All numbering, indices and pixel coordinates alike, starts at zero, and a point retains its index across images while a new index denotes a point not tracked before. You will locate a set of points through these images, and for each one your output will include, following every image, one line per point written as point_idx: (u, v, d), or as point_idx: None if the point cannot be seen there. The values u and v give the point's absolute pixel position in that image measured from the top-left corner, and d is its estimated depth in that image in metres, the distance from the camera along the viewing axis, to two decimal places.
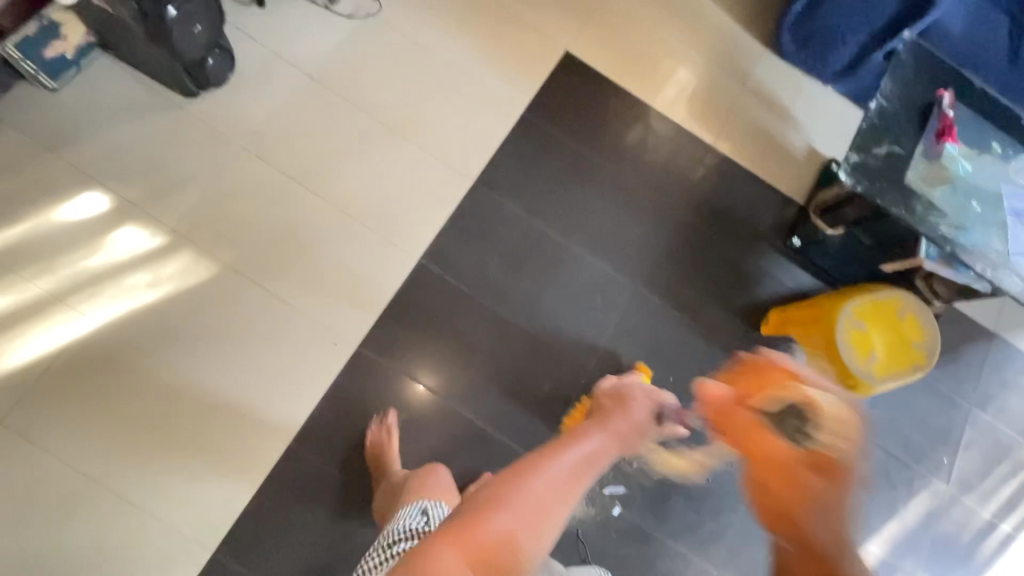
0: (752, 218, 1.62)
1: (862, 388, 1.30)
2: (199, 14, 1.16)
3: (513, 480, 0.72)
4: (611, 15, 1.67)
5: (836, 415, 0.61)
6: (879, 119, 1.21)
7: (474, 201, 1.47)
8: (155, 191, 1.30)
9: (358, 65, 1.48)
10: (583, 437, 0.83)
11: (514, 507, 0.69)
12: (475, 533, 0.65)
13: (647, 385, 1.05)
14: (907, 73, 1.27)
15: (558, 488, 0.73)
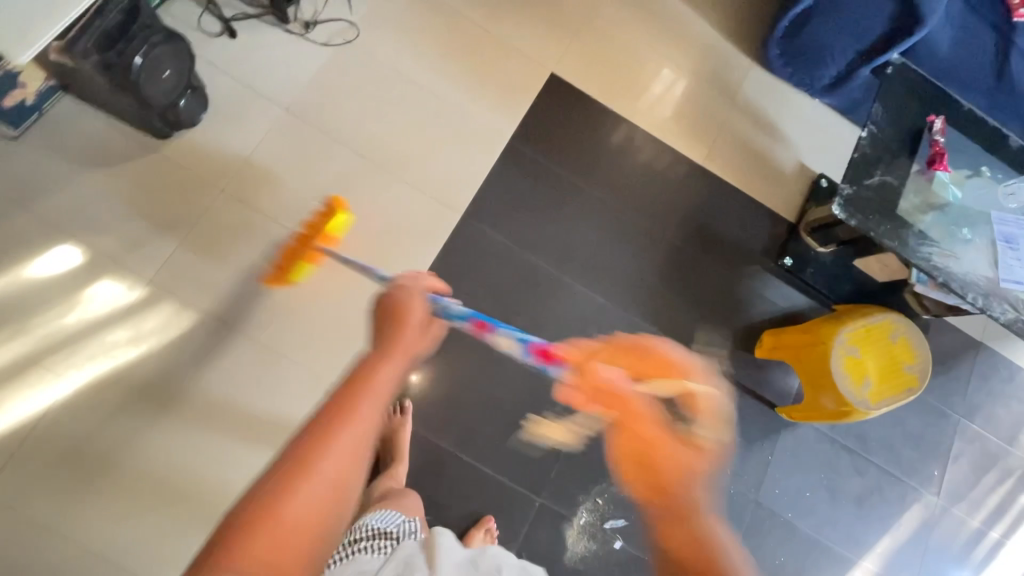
0: (743, 238, 1.61)
1: (857, 415, 1.32)
2: (167, 60, 1.09)
3: (299, 457, 0.51)
4: (594, 34, 1.64)
5: (674, 388, 0.68)
6: (871, 149, 1.20)
7: (463, 234, 1.44)
8: (131, 241, 1.25)
9: (338, 96, 1.43)
10: (374, 371, 0.60)
11: (304, 488, 0.50)
12: (258, 536, 0.46)
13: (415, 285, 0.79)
14: (897, 98, 1.25)
15: (358, 433, 0.54)
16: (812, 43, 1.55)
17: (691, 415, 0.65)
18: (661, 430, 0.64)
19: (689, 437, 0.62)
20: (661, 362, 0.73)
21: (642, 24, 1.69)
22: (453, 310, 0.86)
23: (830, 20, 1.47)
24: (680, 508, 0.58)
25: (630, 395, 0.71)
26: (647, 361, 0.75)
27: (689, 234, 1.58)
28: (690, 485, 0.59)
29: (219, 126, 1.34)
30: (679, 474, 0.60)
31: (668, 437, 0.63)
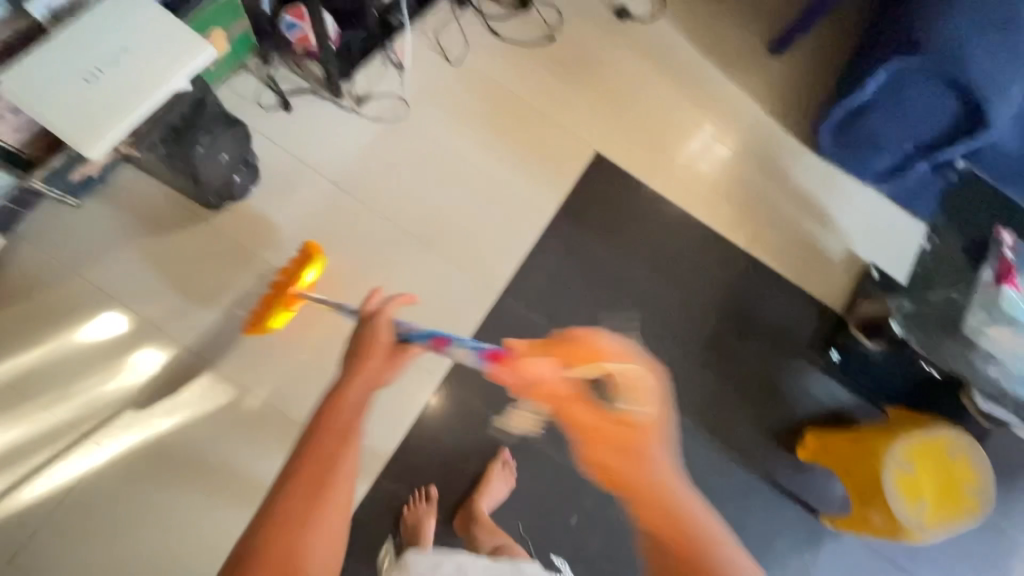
0: (788, 328, 1.55)
1: (910, 537, 1.23)
2: (225, 143, 1.11)
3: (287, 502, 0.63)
4: (641, 113, 1.64)
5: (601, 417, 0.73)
6: (928, 264, 1.19)
7: (499, 313, 1.43)
8: (176, 310, 1.28)
9: (384, 171, 1.46)
10: (334, 405, 0.74)
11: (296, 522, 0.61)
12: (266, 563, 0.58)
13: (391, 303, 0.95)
14: (955, 209, 1.24)
15: (340, 462, 0.66)
16: (866, 135, 1.52)
17: (620, 390, 0.75)
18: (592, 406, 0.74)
19: (653, 416, 0.73)
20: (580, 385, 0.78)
21: (690, 103, 1.68)
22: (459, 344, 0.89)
23: (888, 115, 1.45)
24: (666, 505, 0.66)
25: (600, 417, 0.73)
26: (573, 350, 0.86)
27: (730, 322, 1.53)
28: (658, 456, 0.70)
29: (269, 198, 1.38)
30: (624, 443, 0.71)
31: (598, 421, 0.73)
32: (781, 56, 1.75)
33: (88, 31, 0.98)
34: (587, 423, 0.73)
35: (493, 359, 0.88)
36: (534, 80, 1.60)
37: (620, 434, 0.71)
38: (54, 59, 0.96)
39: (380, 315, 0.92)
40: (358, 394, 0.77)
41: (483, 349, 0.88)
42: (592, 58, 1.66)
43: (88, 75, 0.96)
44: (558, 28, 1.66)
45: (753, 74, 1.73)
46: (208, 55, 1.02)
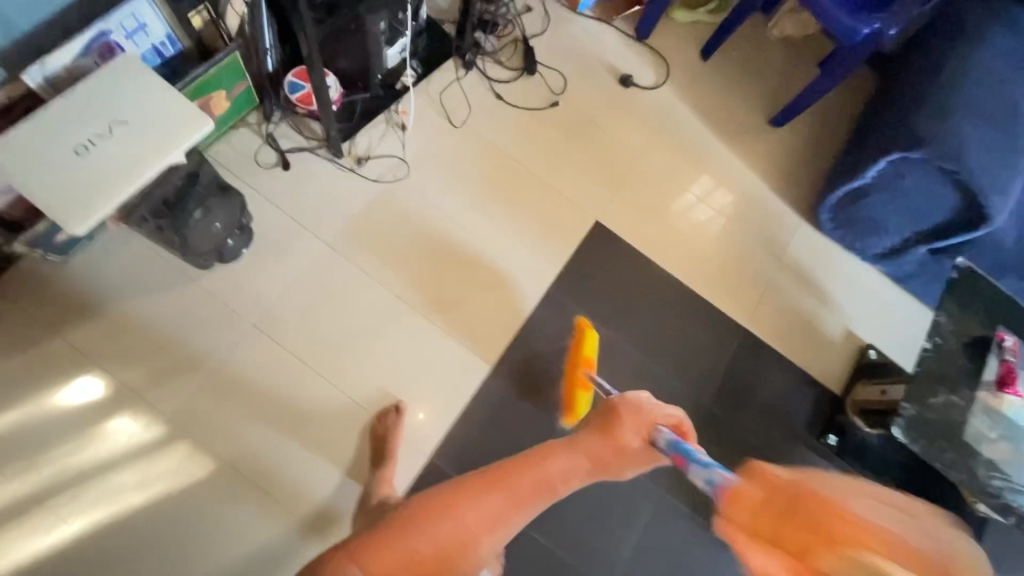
0: (781, 406, 1.54)
1: None
2: (219, 211, 1.08)
3: (450, 495, 0.72)
4: (642, 185, 1.66)
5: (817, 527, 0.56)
6: (936, 362, 1.13)
7: (493, 387, 1.38)
8: (157, 375, 1.23)
9: (383, 235, 1.43)
10: (548, 460, 0.79)
11: (449, 517, 0.68)
12: (388, 545, 0.64)
13: (657, 405, 0.95)
14: (963, 301, 1.18)
15: (505, 501, 0.73)
16: (867, 218, 1.53)
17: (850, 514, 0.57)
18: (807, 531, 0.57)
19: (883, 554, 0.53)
20: (813, 488, 0.62)
21: (689, 176, 1.70)
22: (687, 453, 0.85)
23: (889, 202, 1.45)
24: None
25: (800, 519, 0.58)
26: (805, 490, 0.63)
27: (725, 399, 1.52)
28: None
29: (263, 259, 1.35)
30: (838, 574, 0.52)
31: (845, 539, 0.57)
32: (781, 131, 1.77)
33: (82, 100, 0.95)
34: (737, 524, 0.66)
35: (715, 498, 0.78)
36: (536, 146, 1.60)
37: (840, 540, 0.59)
38: (42, 129, 0.92)
39: (646, 407, 0.93)
40: (564, 464, 0.79)
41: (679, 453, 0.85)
42: (594, 126, 1.67)
43: (78, 146, 0.92)
44: (562, 93, 1.66)
45: (752, 148, 1.75)
46: (207, 129, 1.00)
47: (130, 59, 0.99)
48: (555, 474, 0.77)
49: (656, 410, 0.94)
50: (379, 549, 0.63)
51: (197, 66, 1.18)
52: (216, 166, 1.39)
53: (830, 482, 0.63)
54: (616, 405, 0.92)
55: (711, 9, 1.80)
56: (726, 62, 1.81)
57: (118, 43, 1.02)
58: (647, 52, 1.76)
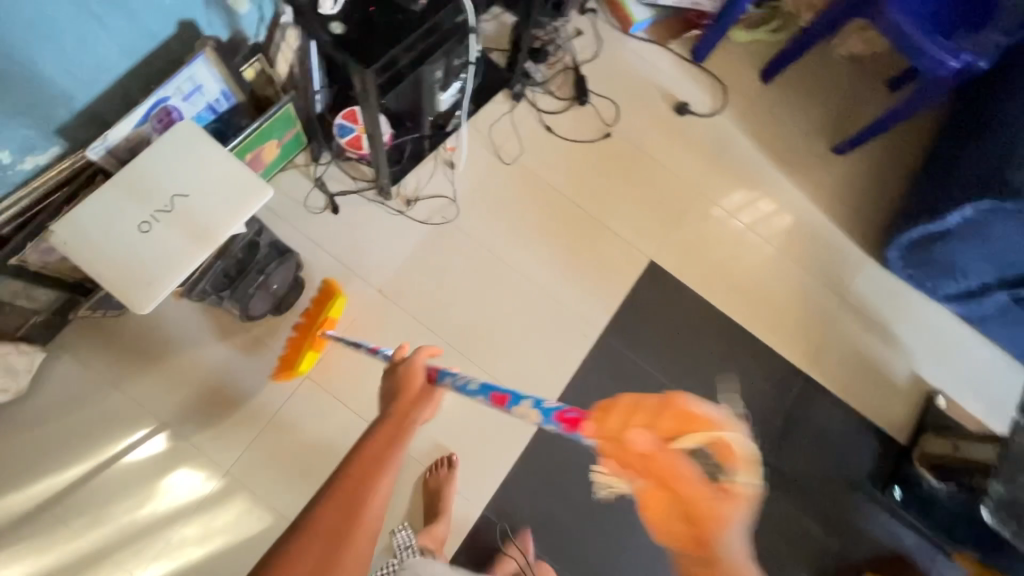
0: (841, 455, 1.48)
1: None
2: (277, 274, 1.06)
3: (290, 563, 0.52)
4: (696, 221, 1.59)
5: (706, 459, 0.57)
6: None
7: (545, 438, 1.36)
8: (214, 428, 1.23)
9: (433, 280, 1.40)
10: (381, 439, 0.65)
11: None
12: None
13: (426, 357, 0.82)
14: None
15: (360, 501, 0.57)
16: (942, 259, 1.45)
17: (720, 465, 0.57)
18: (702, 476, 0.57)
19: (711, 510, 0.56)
20: (689, 416, 0.58)
21: (746, 210, 1.62)
22: (467, 384, 0.74)
23: (969, 246, 1.36)
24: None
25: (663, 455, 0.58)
26: (675, 419, 0.59)
27: (781, 447, 1.47)
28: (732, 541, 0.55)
29: (313, 307, 1.33)
30: (713, 514, 0.56)
31: (706, 492, 0.57)
32: (845, 159, 1.67)
33: (143, 174, 0.93)
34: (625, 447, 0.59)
35: (570, 426, 0.63)
36: (587, 182, 1.54)
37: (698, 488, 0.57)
38: (105, 206, 0.91)
39: (420, 355, 0.81)
40: (391, 432, 0.67)
41: (491, 390, 0.72)
42: (647, 158, 1.60)
43: (143, 224, 0.91)
44: (614, 125, 1.59)
45: (813, 179, 1.66)
46: (267, 198, 0.97)
47: (186, 125, 0.97)
48: (386, 468, 0.61)
49: (421, 358, 0.81)
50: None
51: (251, 119, 1.16)
52: (265, 211, 1.37)
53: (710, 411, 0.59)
54: (389, 384, 0.79)
55: (774, 28, 1.69)
56: (788, 85, 1.71)
57: (175, 106, 1.01)
58: (704, 76, 1.67)
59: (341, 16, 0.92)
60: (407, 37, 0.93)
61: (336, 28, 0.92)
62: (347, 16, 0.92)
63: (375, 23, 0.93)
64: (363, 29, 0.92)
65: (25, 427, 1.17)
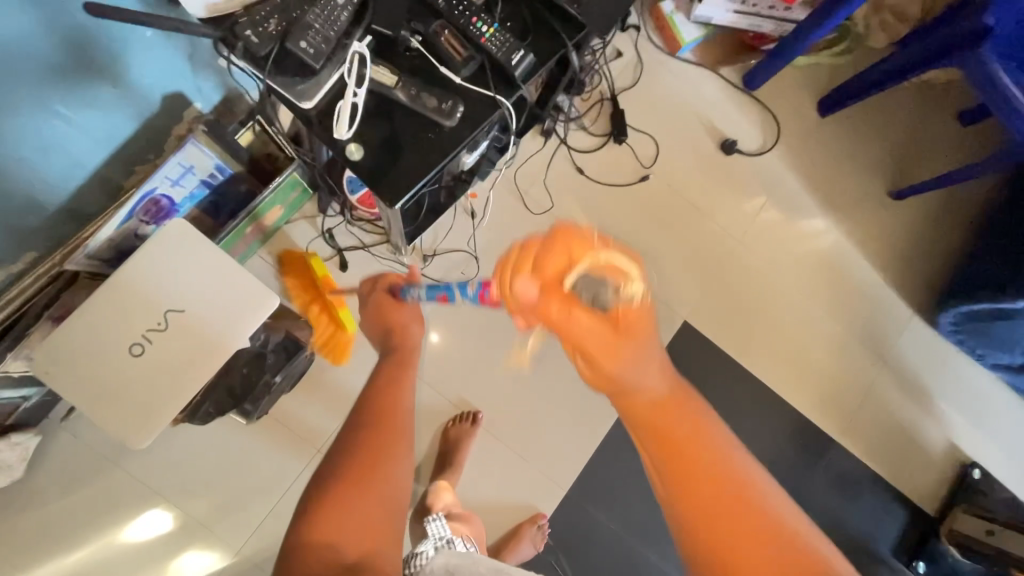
0: (867, 525, 1.44)
1: None
2: (279, 365, 0.94)
3: (337, 473, 0.68)
4: (735, 272, 1.48)
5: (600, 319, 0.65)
6: None
7: (567, 513, 1.30)
8: (221, 506, 1.17)
9: (451, 344, 1.31)
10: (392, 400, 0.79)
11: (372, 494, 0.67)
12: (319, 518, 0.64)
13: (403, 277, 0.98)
14: None
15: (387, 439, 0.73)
16: (1001, 334, 1.34)
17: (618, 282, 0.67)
18: (601, 314, 0.65)
19: (634, 310, 0.65)
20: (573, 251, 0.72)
21: (790, 261, 1.50)
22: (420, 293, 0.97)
23: None
24: (648, 398, 0.58)
25: (572, 311, 0.67)
26: (564, 254, 0.72)
27: (809, 518, 1.43)
28: (653, 362, 0.61)
29: (325, 377, 1.25)
30: (622, 353, 0.62)
31: (603, 319, 0.65)
32: (899, 207, 1.54)
33: (128, 286, 0.81)
34: (528, 296, 0.73)
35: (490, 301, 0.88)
36: (620, 233, 1.42)
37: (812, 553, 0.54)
38: (88, 327, 0.80)
39: (376, 274, 1.02)
40: (396, 391, 0.81)
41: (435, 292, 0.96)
42: (686, 204, 1.46)
43: (134, 345, 0.80)
44: (652, 166, 1.45)
45: (864, 228, 1.53)
46: (272, 307, 0.87)
47: (174, 224, 0.84)
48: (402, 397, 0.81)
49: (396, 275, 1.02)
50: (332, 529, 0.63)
51: (249, 195, 1.02)
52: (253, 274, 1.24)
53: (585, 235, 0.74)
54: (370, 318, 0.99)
55: (838, 52, 1.51)
56: (844, 120, 1.54)
57: (164, 193, 0.89)
58: (755, 108, 1.51)
59: (360, 139, 0.84)
60: (438, 164, 0.85)
61: (352, 150, 0.84)
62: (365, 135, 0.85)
63: (399, 143, 0.85)
64: (383, 153, 0.85)
65: (26, 508, 1.11)
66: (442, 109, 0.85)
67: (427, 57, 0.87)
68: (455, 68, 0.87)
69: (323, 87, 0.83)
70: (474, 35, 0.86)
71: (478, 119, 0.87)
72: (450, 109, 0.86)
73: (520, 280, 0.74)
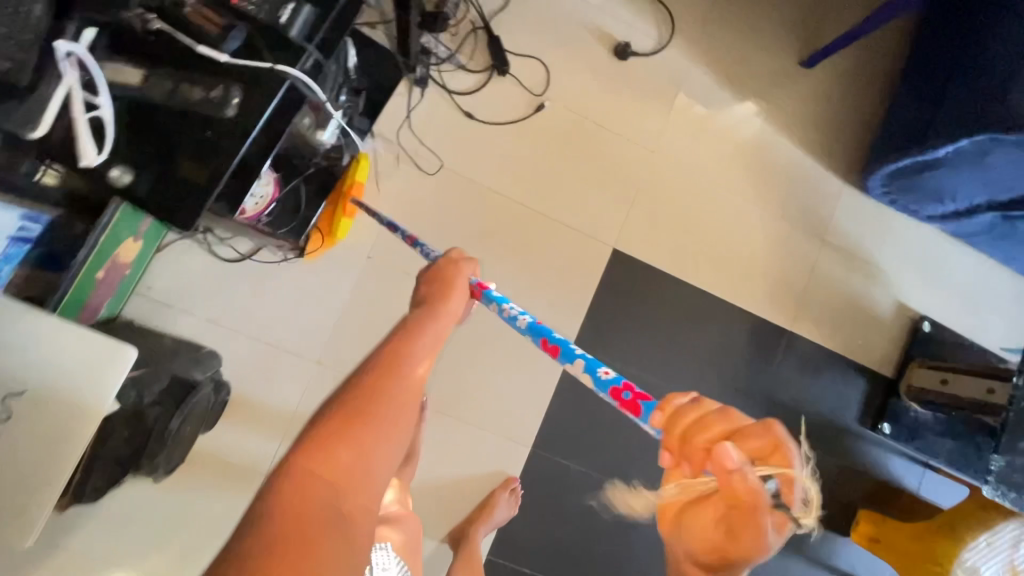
0: (833, 402, 1.45)
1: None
2: (169, 411, 0.89)
3: (350, 402, 0.48)
4: (657, 184, 1.40)
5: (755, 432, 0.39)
6: None
7: (536, 467, 1.29)
8: (179, 555, 1.12)
9: (377, 333, 1.23)
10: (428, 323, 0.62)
11: (396, 433, 0.49)
12: (331, 456, 0.45)
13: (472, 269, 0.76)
14: None
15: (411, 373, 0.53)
16: (927, 188, 1.30)
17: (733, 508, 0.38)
18: (717, 523, 0.39)
19: (734, 485, 0.38)
20: (758, 431, 0.39)
21: (711, 157, 1.42)
22: (515, 316, 0.67)
23: (960, 175, 1.21)
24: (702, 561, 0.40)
25: (733, 475, 0.38)
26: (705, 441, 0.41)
27: (777, 410, 1.42)
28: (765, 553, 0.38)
29: (252, 402, 1.17)
30: (751, 535, 0.38)
31: (721, 510, 0.39)
32: (812, 76, 1.46)
33: None
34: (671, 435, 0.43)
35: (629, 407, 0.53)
36: (529, 173, 1.32)
37: (753, 478, 0.38)
38: None
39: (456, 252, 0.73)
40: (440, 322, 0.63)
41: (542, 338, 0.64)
42: (592, 126, 1.36)
43: None
44: (545, 94, 1.33)
45: (781, 106, 1.45)
46: (133, 359, 0.77)
47: None
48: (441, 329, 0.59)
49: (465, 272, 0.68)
50: (337, 471, 0.45)
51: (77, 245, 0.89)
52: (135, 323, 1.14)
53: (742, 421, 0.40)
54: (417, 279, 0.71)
55: None
56: None
57: None
58: (643, 3, 1.38)
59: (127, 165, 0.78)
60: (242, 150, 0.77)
61: (119, 173, 0.79)
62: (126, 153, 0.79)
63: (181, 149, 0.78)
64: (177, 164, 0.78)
65: None
66: (211, 98, 0.77)
67: (177, 37, 0.78)
68: (214, 42, 0.77)
69: (51, 106, 0.73)
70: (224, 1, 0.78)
71: (267, 93, 0.77)
72: (228, 96, 0.77)
73: (713, 432, 0.41)
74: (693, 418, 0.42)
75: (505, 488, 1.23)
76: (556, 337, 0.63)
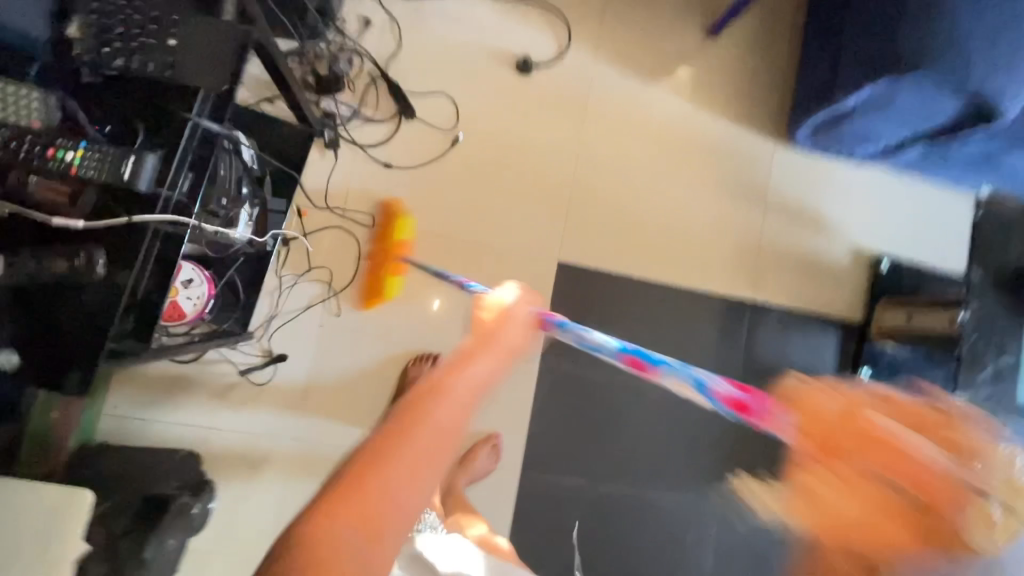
0: (810, 358, 1.46)
1: None
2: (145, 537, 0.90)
3: (373, 454, 0.41)
4: (589, 186, 1.40)
5: (905, 414, 0.43)
6: (983, 317, 1.03)
7: (529, 488, 1.31)
8: None
9: (346, 394, 1.25)
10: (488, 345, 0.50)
11: (416, 488, 0.42)
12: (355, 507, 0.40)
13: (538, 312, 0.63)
14: (1001, 227, 1.05)
15: (450, 421, 0.43)
16: (851, 133, 1.29)
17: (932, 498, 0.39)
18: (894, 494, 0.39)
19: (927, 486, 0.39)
20: (915, 425, 0.42)
21: (636, 147, 1.42)
22: (596, 344, 0.66)
23: (877, 117, 1.20)
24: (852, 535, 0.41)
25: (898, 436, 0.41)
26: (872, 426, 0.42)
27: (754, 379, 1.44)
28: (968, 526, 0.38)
29: (238, 491, 1.19)
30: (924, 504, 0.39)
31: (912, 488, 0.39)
32: (719, 46, 1.45)
33: None
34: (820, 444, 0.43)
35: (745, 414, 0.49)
36: (460, 207, 1.33)
37: (949, 481, 0.38)
38: None
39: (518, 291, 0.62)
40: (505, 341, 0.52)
41: (627, 355, 0.61)
42: (511, 146, 1.36)
43: None
44: (456, 126, 1.33)
45: (695, 81, 1.44)
46: (92, 498, 0.79)
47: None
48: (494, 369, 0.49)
49: (523, 307, 0.59)
50: (358, 519, 0.40)
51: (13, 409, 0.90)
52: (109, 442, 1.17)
53: (898, 412, 0.43)
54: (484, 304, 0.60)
55: None
56: None
57: None
58: (534, 14, 1.38)
59: (11, 346, 0.77)
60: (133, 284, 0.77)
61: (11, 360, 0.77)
62: (22, 342, 0.78)
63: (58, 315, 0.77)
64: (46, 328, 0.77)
65: None
66: (76, 267, 0.74)
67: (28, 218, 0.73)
68: (73, 211, 0.75)
69: None
70: (64, 172, 0.71)
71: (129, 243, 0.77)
72: (92, 261, 0.74)
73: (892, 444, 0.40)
74: (852, 412, 0.43)
75: (486, 442, 1.26)
76: (645, 355, 0.60)
